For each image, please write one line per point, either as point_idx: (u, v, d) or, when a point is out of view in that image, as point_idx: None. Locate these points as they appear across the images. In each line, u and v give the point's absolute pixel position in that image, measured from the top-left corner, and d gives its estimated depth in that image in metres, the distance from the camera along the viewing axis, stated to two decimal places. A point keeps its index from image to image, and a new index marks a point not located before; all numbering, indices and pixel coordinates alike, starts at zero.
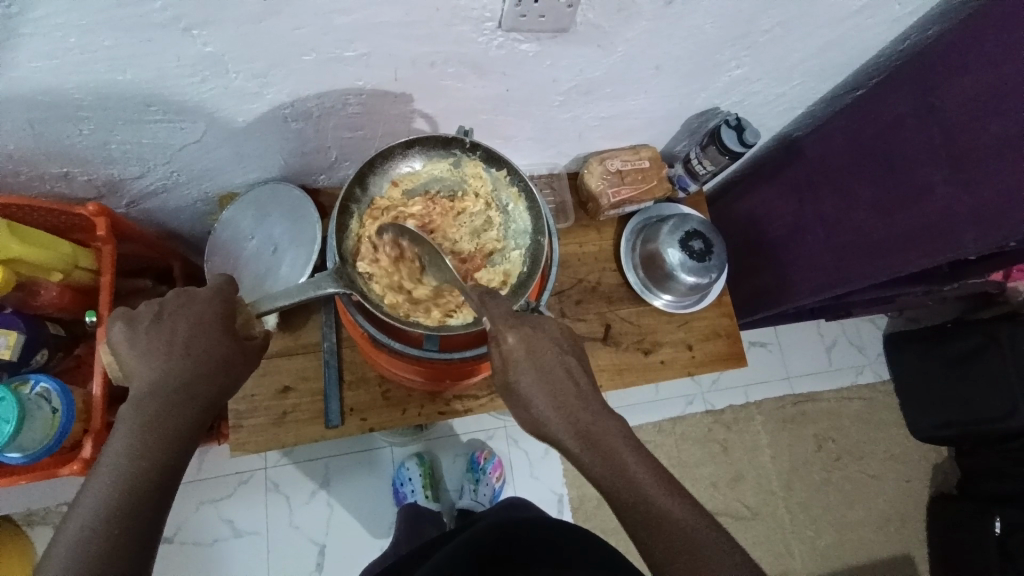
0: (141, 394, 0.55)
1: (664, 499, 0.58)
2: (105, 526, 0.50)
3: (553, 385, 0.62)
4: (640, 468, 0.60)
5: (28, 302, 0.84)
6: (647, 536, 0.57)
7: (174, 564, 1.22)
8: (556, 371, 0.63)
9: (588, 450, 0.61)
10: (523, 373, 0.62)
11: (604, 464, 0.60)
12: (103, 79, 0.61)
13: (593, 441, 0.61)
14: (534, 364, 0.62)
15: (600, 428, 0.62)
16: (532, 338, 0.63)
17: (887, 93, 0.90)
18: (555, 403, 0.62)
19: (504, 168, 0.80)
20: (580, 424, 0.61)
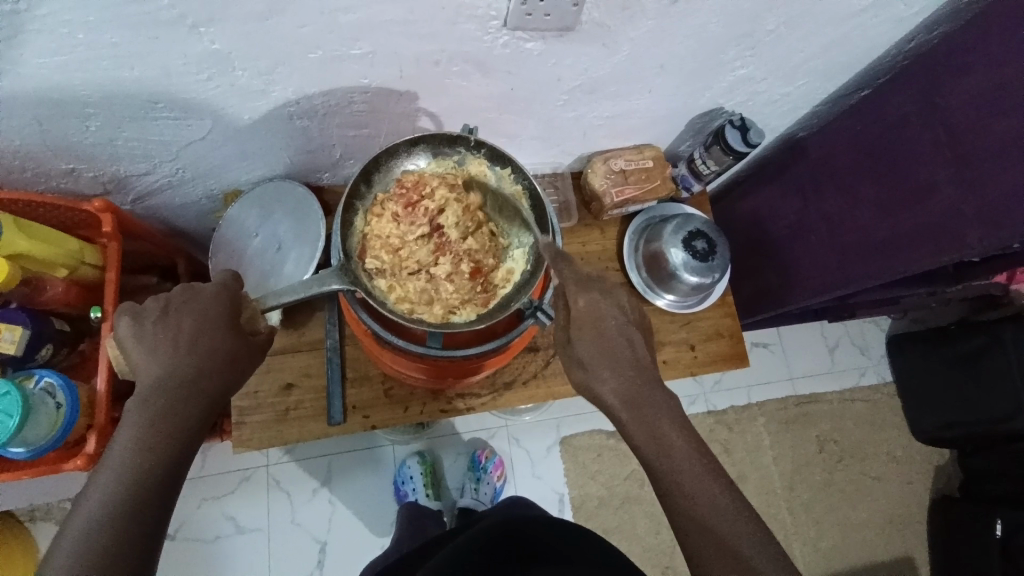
0: (148, 388, 0.56)
1: (694, 477, 0.62)
2: (113, 519, 0.50)
3: (619, 365, 0.68)
4: (692, 470, 0.63)
5: (35, 298, 0.84)
6: (691, 533, 0.60)
7: (178, 559, 1.23)
8: (617, 348, 0.69)
9: (642, 436, 0.65)
10: (587, 348, 0.69)
11: (647, 432, 0.65)
12: (111, 77, 0.61)
13: (644, 420, 0.66)
14: (598, 341, 0.69)
15: (657, 420, 0.66)
16: (596, 308, 0.69)
17: (893, 93, 0.89)
18: (612, 371, 0.68)
19: (508, 165, 0.78)
20: (642, 409, 0.67)
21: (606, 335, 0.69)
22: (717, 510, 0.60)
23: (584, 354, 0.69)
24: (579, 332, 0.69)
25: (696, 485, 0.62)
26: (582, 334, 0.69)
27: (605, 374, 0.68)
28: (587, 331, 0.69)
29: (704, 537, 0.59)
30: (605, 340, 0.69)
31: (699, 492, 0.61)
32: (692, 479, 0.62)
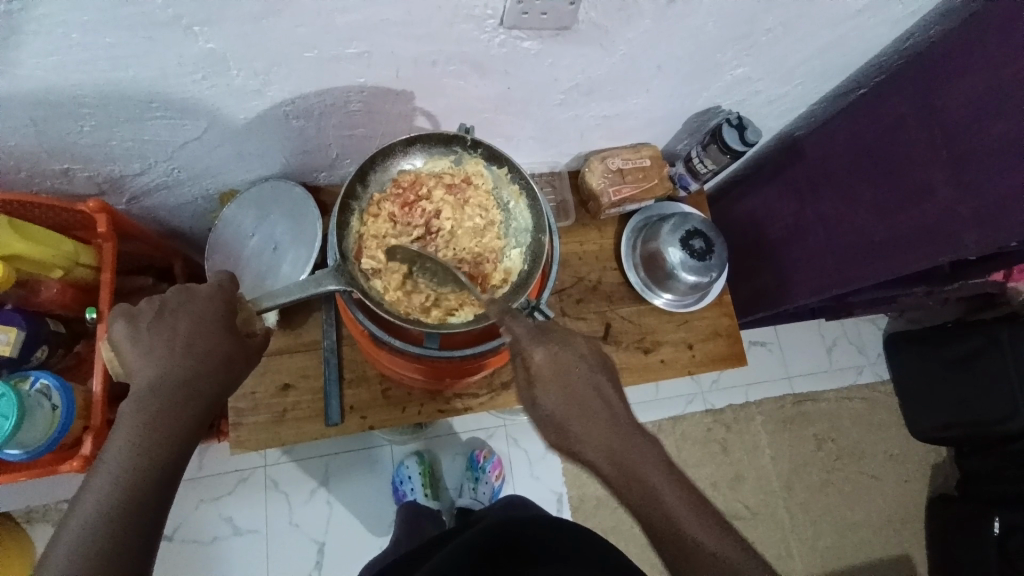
0: (143, 390, 0.55)
1: (694, 528, 0.58)
2: (109, 522, 0.50)
3: (592, 418, 0.63)
4: (699, 532, 0.58)
5: (30, 299, 0.84)
6: None
7: (175, 561, 1.23)
8: (586, 396, 0.63)
9: (635, 496, 0.60)
10: (555, 401, 0.62)
11: (636, 488, 0.61)
12: (106, 78, 0.61)
13: (631, 475, 0.61)
14: (567, 393, 0.63)
15: (647, 474, 0.61)
16: (559, 356, 0.63)
17: (888, 93, 0.90)
18: (586, 425, 0.63)
19: (504, 165, 0.79)
20: (628, 467, 0.61)
21: (572, 386, 0.63)
22: (724, 565, 0.56)
23: (553, 406, 0.62)
24: (541, 380, 0.63)
25: (701, 545, 0.57)
26: (548, 384, 0.63)
27: (579, 429, 0.62)
28: (552, 383, 0.63)
29: None
30: (571, 391, 0.63)
31: (709, 553, 0.57)
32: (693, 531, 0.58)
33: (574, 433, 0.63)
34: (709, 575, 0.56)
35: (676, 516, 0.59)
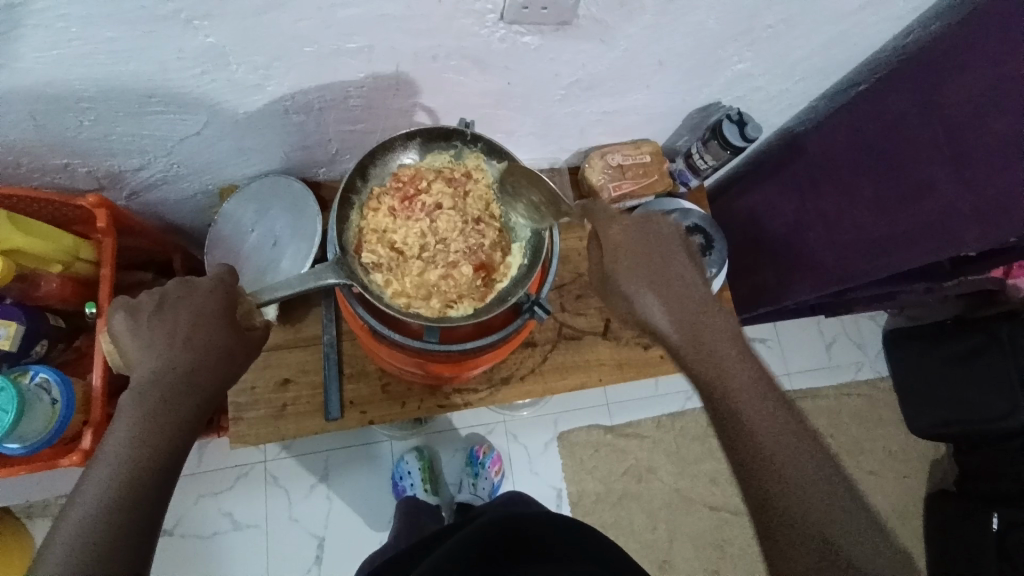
0: (144, 383, 0.56)
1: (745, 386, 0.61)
2: (110, 513, 0.50)
3: (674, 296, 0.67)
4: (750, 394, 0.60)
5: (31, 294, 0.83)
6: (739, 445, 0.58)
7: (175, 555, 1.23)
8: (664, 267, 0.68)
9: (691, 349, 0.64)
10: (640, 281, 0.67)
11: (694, 345, 0.64)
12: (105, 72, 0.61)
13: (695, 335, 0.65)
14: (648, 271, 0.68)
15: (720, 351, 0.64)
16: (639, 229, 0.70)
17: (888, 89, 0.89)
18: (657, 290, 0.67)
19: (504, 159, 0.79)
20: (707, 341, 0.64)
21: (654, 261, 0.68)
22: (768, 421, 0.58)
23: (629, 288, 0.67)
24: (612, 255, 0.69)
25: (767, 422, 0.58)
26: (620, 261, 0.68)
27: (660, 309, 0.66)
28: (625, 262, 0.68)
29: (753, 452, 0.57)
30: (651, 269, 0.68)
31: (754, 414, 0.59)
32: (746, 389, 0.61)
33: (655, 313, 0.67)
34: (744, 433, 0.58)
35: (732, 386, 0.61)
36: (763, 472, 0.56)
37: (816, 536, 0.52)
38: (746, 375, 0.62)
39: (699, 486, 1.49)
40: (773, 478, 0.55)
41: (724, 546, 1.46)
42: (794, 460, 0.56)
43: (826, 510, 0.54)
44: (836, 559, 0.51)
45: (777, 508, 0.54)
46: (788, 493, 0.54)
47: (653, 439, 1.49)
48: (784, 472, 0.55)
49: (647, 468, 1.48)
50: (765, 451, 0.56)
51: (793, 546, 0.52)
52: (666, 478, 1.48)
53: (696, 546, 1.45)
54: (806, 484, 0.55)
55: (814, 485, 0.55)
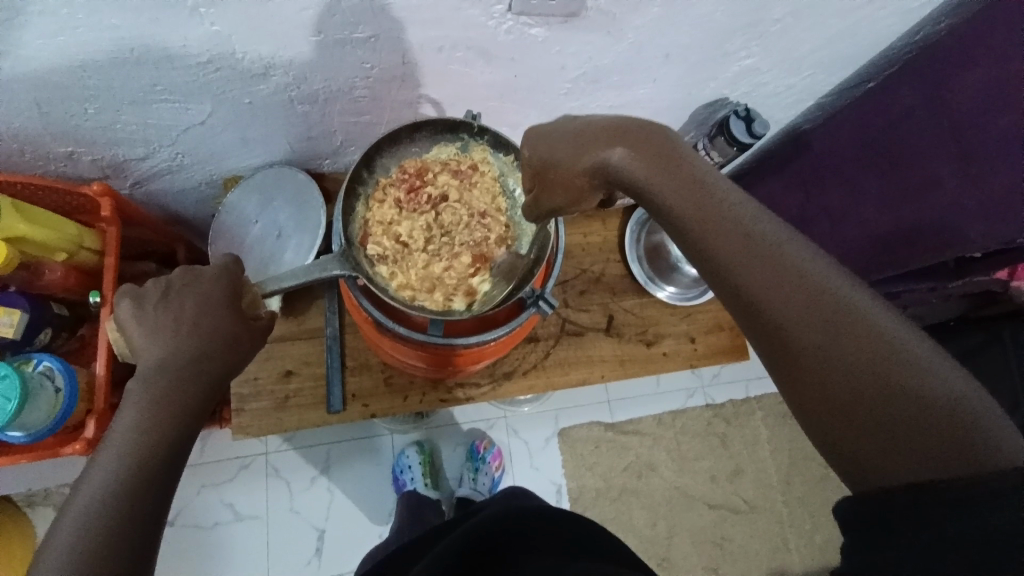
0: (150, 369, 0.55)
1: (743, 213, 0.52)
2: (115, 500, 0.49)
3: (649, 148, 0.55)
4: (755, 220, 0.51)
5: (33, 283, 0.83)
6: (746, 281, 0.49)
7: (177, 545, 1.24)
8: (612, 125, 0.57)
9: (673, 191, 0.54)
10: (592, 154, 0.56)
11: (673, 183, 0.54)
12: (110, 59, 0.60)
13: (670, 175, 0.54)
14: (602, 138, 0.56)
15: (710, 188, 0.53)
16: (554, 131, 0.60)
17: (898, 86, 0.88)
18: (612, 142, 0.56)
19: (511, 153, 0.79)
20: (687, 188, 0.53)
21: (606, 130, 0.57)
22: (776, 247, 0.49)
23: (576, 169, 0.57)
24: (551, 147, 0.59)
25: (777, 250, 0.49)
26: (559, 153, 0.58)
27: (630, 167, 0.55)
28: (566, 147, 0.58)
29: (768, 281, 0.48)
30: (607, 139, 0.56)
31: (763, 238, 0.50)
32: (744, 218, 0.51)
33: (621, 174, 0.55)
34: (742, 268, 0.49)
35: (722, 218, 0.51)
36: (784, 333, 0.47)
37: (857, 380, 0.45)
38: (739, 217, 0.51)
39: (699, 483, 1.49)
40: (793, 336, 0.47)
41: (724, 543, 1.46)
42: (818, 308, 0.47)
43: (866, 345, 0.45)
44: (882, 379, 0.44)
45: (806, 365, 0.46)
46: (813, 346, 0.46)
47: (653, 436, 1.49)
48: (802, 294, 0.47)
49: (647, 464, 1.48)
50: (778, 306, 0.48)
51: (835, 405, 0.45)
52: (666, 475, 1.48)
53: (696, 543, 1.45)
54: (848, 328, 0.46)
55: (843, 304, 0.47)
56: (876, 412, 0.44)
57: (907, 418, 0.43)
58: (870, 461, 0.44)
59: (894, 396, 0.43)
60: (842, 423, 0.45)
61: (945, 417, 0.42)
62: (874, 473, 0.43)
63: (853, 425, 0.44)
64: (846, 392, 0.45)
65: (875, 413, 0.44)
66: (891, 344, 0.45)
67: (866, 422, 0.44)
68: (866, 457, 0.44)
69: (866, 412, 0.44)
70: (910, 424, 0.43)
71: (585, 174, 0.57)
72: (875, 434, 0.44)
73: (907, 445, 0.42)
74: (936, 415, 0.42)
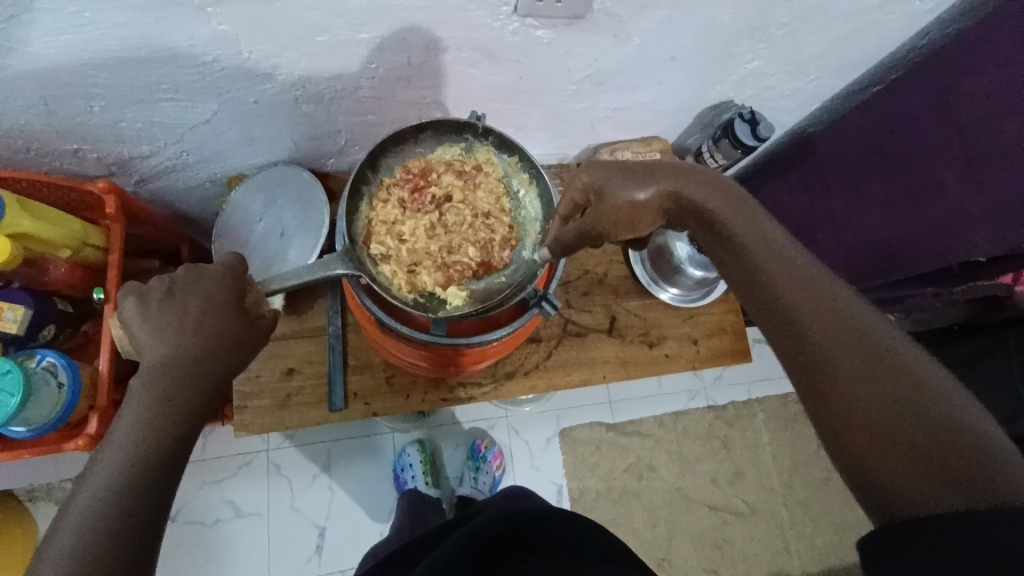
0: (153, 368, 0.55)
1: (790, 249, 0.54)
2: (117, 499, 0.49)
3: (705, 184, 0.57)
4: (798, 259, 0.53)
5: (38, 279, 0.84)
6: (789, 307, 0.52)
7: (178, 541, 1.24)
8: (668, 163, 0.58)
9: (732, 220, 0.55)
10: (658, 182, 0.57)
11: (730, 215, 0.56)
12: (116, 57, 0.60)
13: (729, 208, 0.56)
14: (664, 169, 0.58)
15: (758, 225, 0.55)
16: (606, 166, 0.60)
17: (903, 89, 0.88)
18: (672, 176, 0.57)
19: (515, 154, 0.80)
20: (744, 221, 0.55)
21: (663, 166, 0.58)
22: (817, 281, 0.52)
23: (646, 194, 0.57)
24: (613, 172, 0.59)
25: (816, 281, 0.52)
26: (620, 176, 0.58)
27: (693, 197, 0.57)
28: (628, 172, 0.58)
29: (807, 307, 0.51)
30: (673, 172, 0.58)
31: (805, 275, 0.52)
32: (791, 255, 0.54)
33: (689, 204, 0.57)
34: (785, 295, 0.52)
35: (770, 253, 0.54)
36: (816, 352, 0.50)
37: (882, 403, 0.46)
38: (787, 255, 0.54)
39: (699, 485, 1.49)
40: (828, 362, 0.49)
41: (724, 546, 1.46)
42: (849, 332, 0.49)
43: (891, 369, 0.47)
44: (907, 404, 0.46)
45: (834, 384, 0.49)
46: (847, 373, 0.48)
47: (654, 437, 1.49)
48: (836, 319, 0.50)
49: (647, 466, 1.48)
50: (816, 332, 0.50)
51: (859, 423, 0.47)
52: (667, 477, 1.48)
53: (696, 546, 1.45)
54: (874, 352, 0.48)
55: (874, 332, 0.49)
56: (901, 438, 0.45)
57: (927, 441, 0.45)
58: (891, 481, 0.45)
59: (916, 420, 0.45)
60: (865, 442, 0.47)
61: (961, 445, 0.44)
62: (893, 493, 0.45)
63: (876, 449, 0.46)
64: (871, 411, 0.47)
65: (902, 441, 0.45)
66: (919, 377, 0.47)
67: (889, 440, 0.46)
68: (887, 477, 0.46)
69: (891, 437, 0.46)
70: (933, 451, 0.44)
71: (654, 199, 0.57)
72: (896, 453, 0.45)
73: (923, 467, 0.44)
74: (954, 442, 0.44)
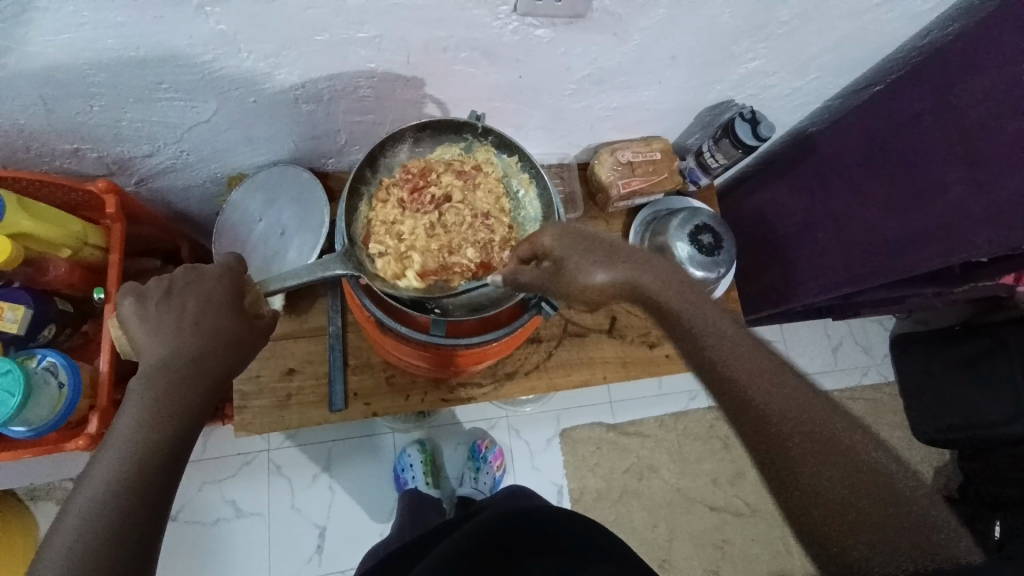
0: (152, 368, 0.55)
1: (730, 329, 0.58)
2: (115, 499, 0.49)
3: (651, 271, 0.62)
4: (739, 337, 0.57)
5: (37, 279, 0.84)
6: (740, 384, 0.55)
7: (179, 541, 1.24)
8: (619, 247, 0.63)
9: (680, 307, 0.59)
10: (616, 267, 0.62)
11: (679, 302, 0.60)
12: (115, 57, 0.60)
13: (677, 296, 0.60)
14: (619, 255, 0.62)
15: (700, 310, 0.59)
16: (571, 233, 0.63)
17: (906, 89, 0.88)
18: (623, 261, 0.62)
19: (515, 154, 0.80)
20: (696, 311, 0.59)
21: (618, 249, 0.63)
22: (759, 359, 0.56)
23: (607, 278, 0.61)
24: (576, 249, 0.62)
25: (760, 359, 0.56)
26: (579, 249, 0.62)
27: (649, 286, 0.61)
28: (592, 253, 0.62)
29: (757, 385, 0.54)
30: (627, 259, 0.62)
31: (749, 354, 0.56)
32: (734, 335, 0.57)
33: (642, 289, 0.61)
34: (733, 372, 0.55)
35: (714, 334, 0.57)
36: (772, 430, 0.53)
37: (837, 479, 0.50)
38: (730, 335, 0.57)
39: (700, 485, 1.49)
40: (790, 451, 0.52)
41: (724, 546, 1.46)
42: (800, 411, 0.53)
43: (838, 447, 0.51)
44: (854, 479, 0.50)
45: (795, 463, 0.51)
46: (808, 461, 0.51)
47: (654, 437, 1.49)
48: (786, 397, 0.54)
49: (648, 466, 1.48)
50: (777, 414, 0.53)
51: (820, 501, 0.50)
52: (667, 477, 1.48)
53: (696, 546, 1.45)
54: (821, 429, 0.52)
55: (817, 408, 0.53)
56: (863, 518, 0.49)
57: (879, 516, 0.49)
58: (856, 558, 0.48)
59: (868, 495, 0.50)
60: (826, 520, 0.50)
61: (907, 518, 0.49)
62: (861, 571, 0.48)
63: (844, 531, 0.49)
64: (829, 488, 0.50)
65: (863, 521, 0.49)
66: (868, 462, 0.51)
67: (848, 517, 0.49)
68: (852, 554, 0.49)
69: (854, 518, 0.49)
70: (890, 527, 0.48)
71: (611, 281, 0.61)
72: (855, 530, 0.49)
73: (880, 541, 0.48)
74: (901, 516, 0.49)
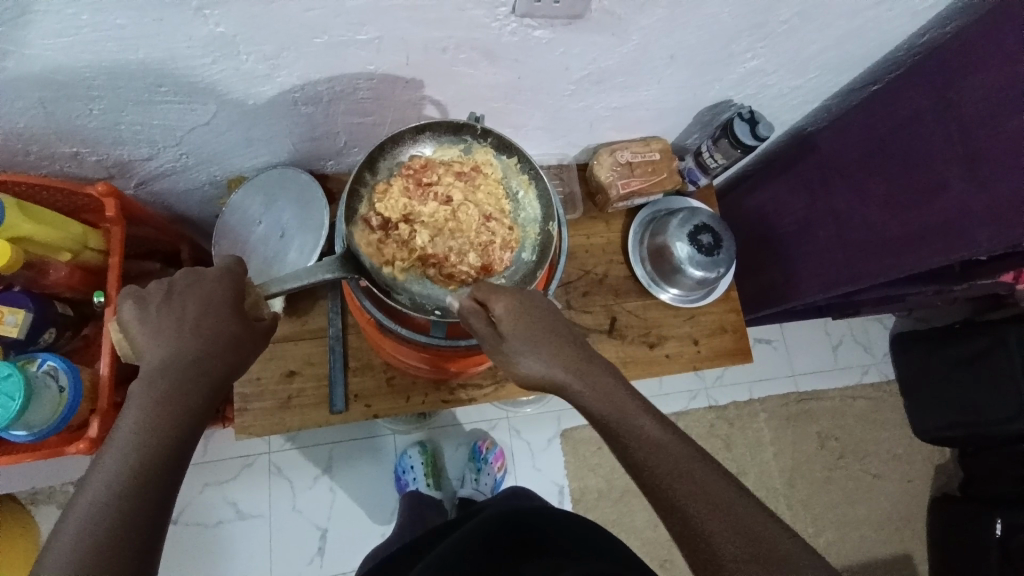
0: (152, 371, 0.55)
1: (638, 416, 0.59)
2: (116, 503, 0.49)
3: (571, 359, 0.63)
4: (643, 419, 0.58)
5: (38, 281, 0.83)
6: (646, 465, 0.55)
7: (179, 543, 1.24)
8: (546, 330, 0.64)
9: (597, 397, 0.60)
10: (545, 351, 0.62)
11: (597, 395, 0.60)
12: (113, 60, 0.60)
13: (593, 382, 0.61)
14: (550, 342, 0.63)
15: (614, 394, 0.60)
16: (520, 308, 0.64)
17: (904, 88, 0.88)
18: (547, 350, 0.63)
19: (515, 154, 0.80)
20: (629, 424, 0.58)
21: (548, 334, 0.64)
22: (665, 441, 0.57)
23: (542, 370, 0.62)
24: (521, 333, 0.63)
25: (665, 443, 0.56)
26: (516, 330, 0.62)
27: (570, 378, 0.62)
28: (536, 341, 0.63)
29: (663, 464, 0.55)
30: (552, 346, 0.63)
31: (655, 438, 0.57)
32: (642, 419, 0.58)
33: (567, 382, 0.62)
34: (642, 454, 0.56)
35: (625, 418, 0.59)
36: (680, 512, 0.52)
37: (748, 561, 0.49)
38: (637, 420, 0.58)
39: None
40: (723, 558, 0.49)
41: None
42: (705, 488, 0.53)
43: (746, 528, 0.50)
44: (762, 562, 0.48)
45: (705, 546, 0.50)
46: None
47: None
48: (693, 477, 0.53)
49: None
50: (685, 497, 0.52)
51: None
52: None
53: None
54: (727, 509, 0.51)
55: (723, 489, 0.53)
56: None
57: None
58: None
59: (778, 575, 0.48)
60: None
61: None
62: None
63: None
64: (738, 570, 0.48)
65: None
66: (776, 543, 0.49)
67: None
68: None
69: None
70: None
71: (540, 369, 0.62)
72: None
73: None
74: None
